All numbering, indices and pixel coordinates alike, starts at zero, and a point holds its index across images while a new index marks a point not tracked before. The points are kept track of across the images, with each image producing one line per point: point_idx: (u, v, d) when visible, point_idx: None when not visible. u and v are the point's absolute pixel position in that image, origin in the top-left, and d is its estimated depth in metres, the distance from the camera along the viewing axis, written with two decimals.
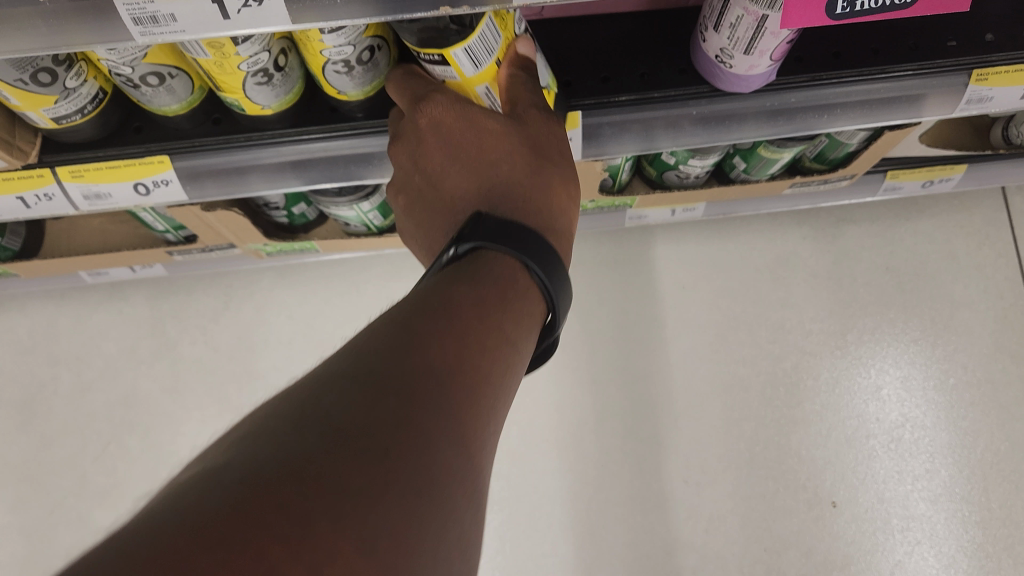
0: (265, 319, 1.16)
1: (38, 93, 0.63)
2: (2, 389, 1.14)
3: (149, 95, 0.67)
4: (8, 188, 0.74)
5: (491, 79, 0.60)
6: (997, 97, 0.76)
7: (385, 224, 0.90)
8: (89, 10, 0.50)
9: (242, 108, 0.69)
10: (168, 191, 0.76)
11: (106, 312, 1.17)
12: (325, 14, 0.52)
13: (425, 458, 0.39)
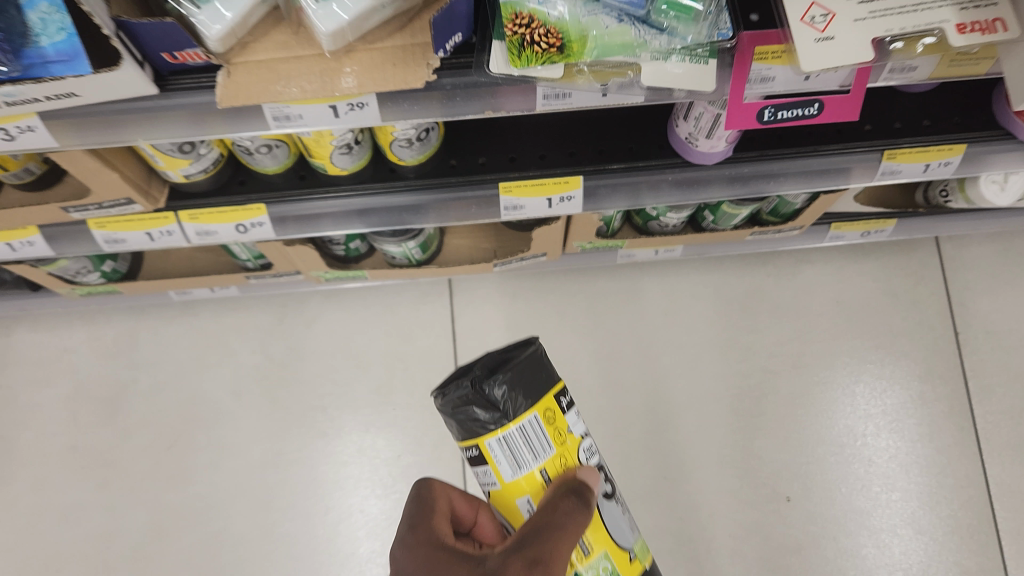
0: (312, 334, 1.38)
1: (180, 158, 0.85)
2: (89, 388, 1.35)
3: (258, 159, 0.89)
4: (140, 226, 0.95)
5: (531, 493, 0.71)
6: (905, 172, 0.98)
7: (423, 257, 1.12)
8: (244, 111, 0.72)
9: (325, 170, 0.92)
10: (261, 231, 0.97)
11: (178, 324, 1.38)
12: (404, 114, 0.74)
13: None
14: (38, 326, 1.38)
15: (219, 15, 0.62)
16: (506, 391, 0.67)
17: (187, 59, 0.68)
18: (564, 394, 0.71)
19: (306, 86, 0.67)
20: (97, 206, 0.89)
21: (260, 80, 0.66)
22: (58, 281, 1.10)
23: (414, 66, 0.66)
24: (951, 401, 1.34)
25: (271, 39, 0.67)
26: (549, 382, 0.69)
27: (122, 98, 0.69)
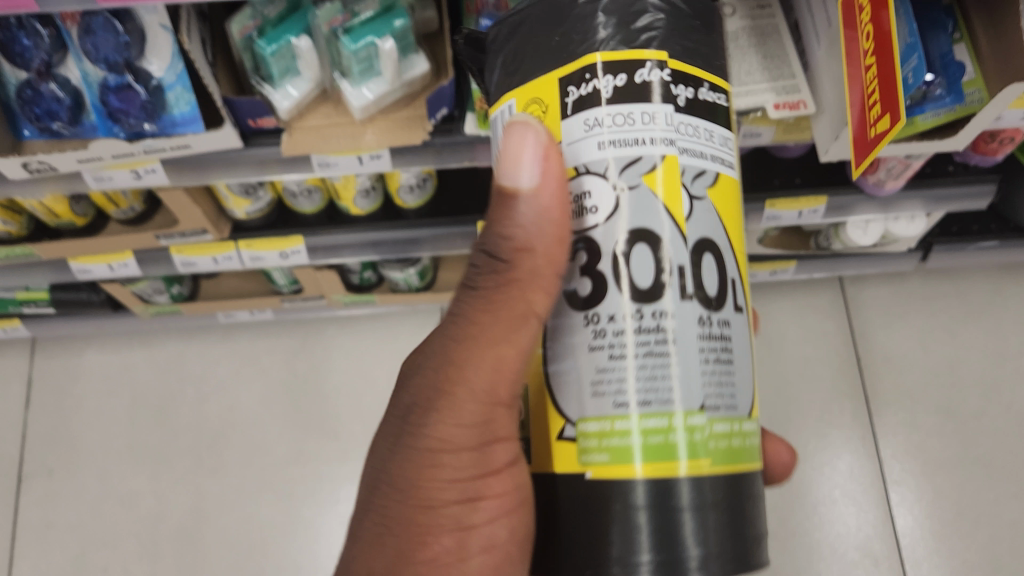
0: (328, 355, 1.67)
1: (245, 198, 1.18)
2: (146, 398, 1.65)
3: (300, 201, 1.22)
4: (207, 251, 1.26)
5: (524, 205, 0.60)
6: (785, 217, 1.30)
7: (421, 284, 1.43)
8: (295, 161, 1.04)
9: (349, 210, 1.24)
10: (299, 257, 1.27)
11: (219, 347, 1.69)
12: (407, 164, 1.06)
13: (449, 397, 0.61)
14: (106, 348, 1.70)
15: (289, 94, 0.94)
16: (504, 61, 0.57)
17: (263, 123, 1.00)
18: (575, 84, 0.53)
19: (343, 142, 0.98)
20: (180, 234, 1.21)
21: (312, 139, 0.98)
22: (135, 301, 1.41)
23: (415, 128, 0.98)
24: (855, 414, 1.61)
25: (320, 112, 0.99)
26: (561, 56, 0.53)
27: (214, 153, 1.01)
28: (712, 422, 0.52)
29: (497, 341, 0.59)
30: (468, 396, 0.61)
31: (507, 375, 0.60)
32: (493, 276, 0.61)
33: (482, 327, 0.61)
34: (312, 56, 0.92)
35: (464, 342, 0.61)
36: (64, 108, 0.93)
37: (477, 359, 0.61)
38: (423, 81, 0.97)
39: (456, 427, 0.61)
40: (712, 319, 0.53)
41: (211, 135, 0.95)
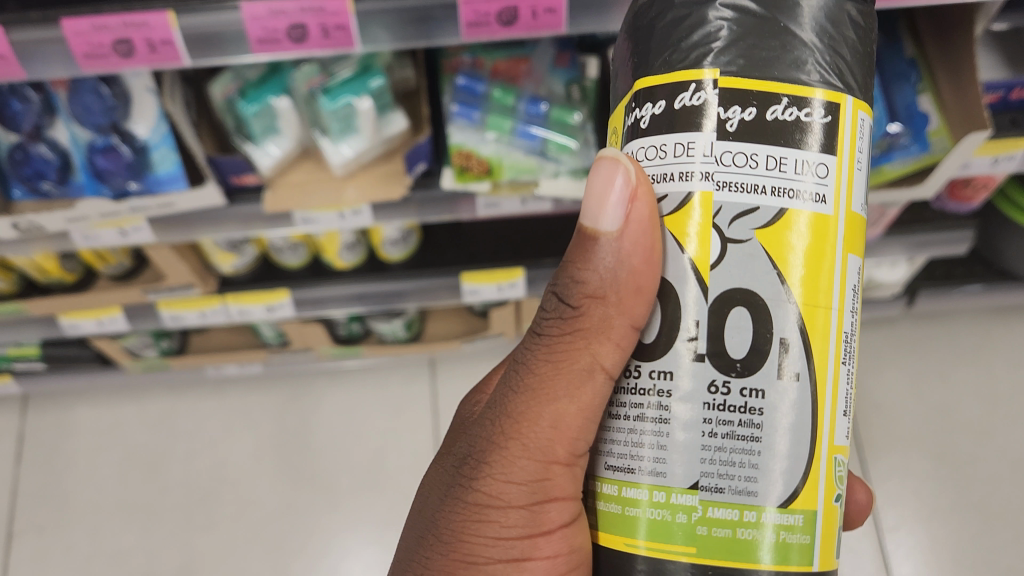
0: (318, 409, 1.67)
1: (231, 253, 1.20)
2: (136, 453, 1.65)
3: (285, 255, 1.24)
4: (194, 306, 1.28)
5: None
6: None
7: (408, 334, 1.44)
8: (275, 217, 1.05)
9: (334, 263, 1.26)
10: (285, 311, 1.28)
11: (210, 402, 1.69)
12: (386, 216, 1.06)
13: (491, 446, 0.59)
14: (98, 404, 1.70)
15: (270, 151, 0.96)
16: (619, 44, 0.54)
17: (246, 180, 1.02)
18: (648, 103, 0.48)
19: (324, 198, 1.00)
20: (167, 289, 1.22)
21: (294, 195, 1.00)
22: (125, 356, 1.43)
23: (395, 184, 1.00)
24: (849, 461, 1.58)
25: (301, 169, 1.01)
26: (641, 69, 0.49)
27: (194, 209, 1.03)
28: (726, 511, 0.47)
29: (563, 398, 0.54)
30: (523, 452, 0.57)
31: (569, 435, 0.54)
32: (560, 323, 0.56)
33: (542, 379, 0.56)
34: (293, 115, 0.94)
35: (527, 396, 0.56)
36: (52, 168, 0.95)
37: (539, 416, 0.56)
38: (401, 138, 1.00)
39: (511, 483, 0.57)
40: (753, 389, 0.47)
41: (194, 195, 0.97)
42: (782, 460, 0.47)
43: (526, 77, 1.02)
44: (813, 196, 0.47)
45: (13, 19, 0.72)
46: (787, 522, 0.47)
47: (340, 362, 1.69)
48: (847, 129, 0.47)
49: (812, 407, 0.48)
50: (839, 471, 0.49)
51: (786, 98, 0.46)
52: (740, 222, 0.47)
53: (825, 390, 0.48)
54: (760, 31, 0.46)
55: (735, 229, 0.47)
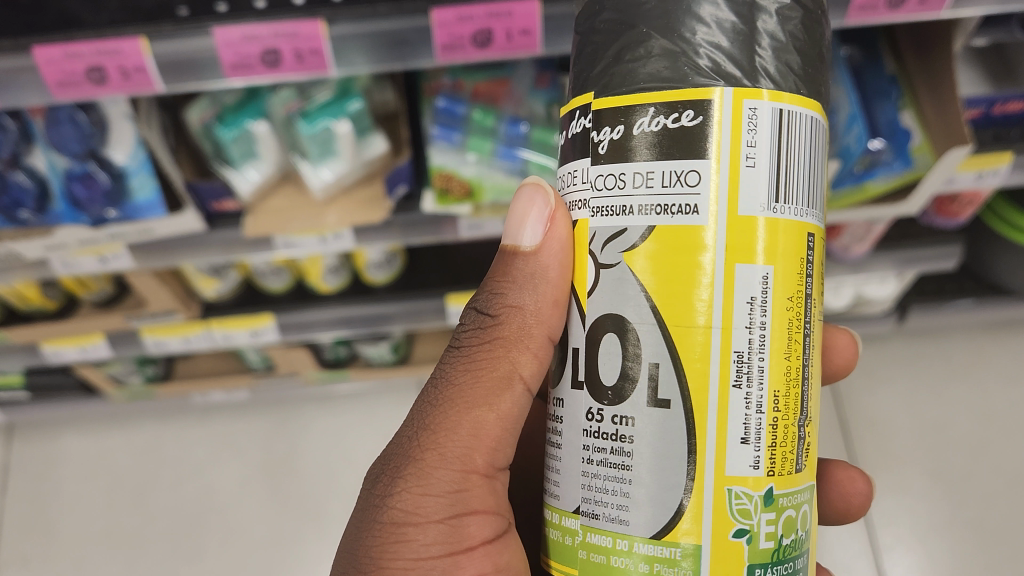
0: (306, 434, 1.66)
1: (212, 278, 1.19)
2: (122, 481, 1.64)
3: (268, 279, 1.23)
4: (177, 332, 1.26)
5: None
6: None
7: (395, 357, 1.43)
8: (257, 243, 1.04)
9: (318, 287, 1.24)
10: (269, 336, 1.26)
11: (197, 429, 1.68)
12: (367, 239, 1.05)
13: (414, 452, 0.59)
14: (85, 432, 1.69)
15: (249, 175, 0.95)
16: None
17: (226, 206, 1.02)
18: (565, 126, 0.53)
19: (302, 223, 0.99)
20: (149, 315, 1.21)
21: (275, 220, 0.99)
22: (109, 383, 1.41)
23: (376, 207, 0.99)
24: None
25: (281, 194, 1.01)
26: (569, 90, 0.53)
27: (174, 235, 1.02)
28: (621, 542, 0.48)
29: (481, 409, 0.59)
30: (443, 464, 0.59)
31: (487, 441, 0.60)
32: (478, 334, 0.61)
33: (461, 392, 0.60)
34: (271, 139, 0.94)
35: (446, 407, 0.60)
36: (29, 197, 0.94)
37: (460, 425, 0.59)
38: (381, 161, 0.99)
39: (430, 496, 0.58)
40: (625, 416, 0.48)
41: (172, 221, 0.96)
42: (654, 488, 0.47)
43: (507, 98, 1.01)
44: (683, 208, 0.46)
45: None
46: (677, 552, 0.47)
47: (328, 387, 1.67)
48: (722, 137, 0.46)
49: (687, 435, 0.47)
50: (737, 500, 0.47)
51: (653, 108, 0.46)
52: (611, 244, 0.49)
53: (705, 415, 0.47)
54: (628, 46, 0.47)
55: (611, 250, 0.48)
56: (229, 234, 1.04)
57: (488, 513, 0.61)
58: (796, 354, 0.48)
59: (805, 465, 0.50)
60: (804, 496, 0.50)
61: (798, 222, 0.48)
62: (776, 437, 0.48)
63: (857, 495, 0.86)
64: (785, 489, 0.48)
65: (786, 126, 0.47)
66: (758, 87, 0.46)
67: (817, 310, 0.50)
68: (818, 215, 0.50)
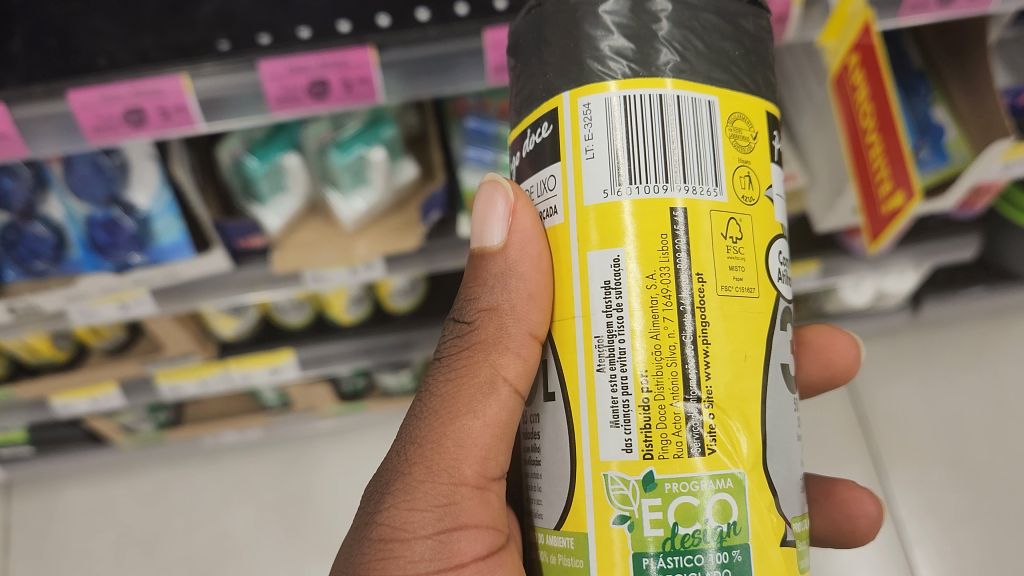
0: (321, 469, 1.61)
1: (230, 315, 1.14)
2: (131, 532, 1.57)
3: (286, 312, 1.19)
4: (193, 375, 1.21)
5: None
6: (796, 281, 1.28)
7: (414, 385, 1.40)
8: (285, 279, 1.01)
9: (339, 319, 1.20)
10: (289, 372, 1.22)
11: (206, 471, 1.63)
12: (398, 266, 1.02)
13: (402, 466, 0.53)
14: (88, 483, 1.62)
15: (278, 209, 0.91)
16: None
17: (253, 242, 0.97)
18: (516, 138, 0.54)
19: (330, 256, 0.96)
20: (166, 359, 1.16)
21: (304, 253, 0.95)
22: (118, 433, 1.36)
23: (408, 234, 0.96)
24: (867, 476, 1.57)
25: (310, 227, 0.97)
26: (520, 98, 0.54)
27: (198, 277, 0.97)
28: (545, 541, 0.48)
29: (467, 417, 0.53)
30: (434, 477, 0.52)
31: (475, 450, 0.53)
32: (456, 342, 0.55)
33: (447, 401, 0.53)
34: (301, 172, 0.90)
35: (433, 418, 0.53)
36: (47, 246, 0.90)
37: (450, 433, 0.52)
38: (412, 187, 0.96)
39: (420, 513, 0.52)
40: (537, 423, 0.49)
41: (199, 261, 0.92)
42: (554, 483, 0.47)
43: None
44: (552, 210, 0.48)
45: (15, 94, 0.68)
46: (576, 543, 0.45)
47: (342, 419, 1.63)
48: (566, 138, 0.46)
49: (568, 425, 0.46)
50: (619, 486, 0.44)
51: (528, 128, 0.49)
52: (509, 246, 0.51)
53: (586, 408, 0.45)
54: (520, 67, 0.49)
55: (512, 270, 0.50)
56: (255, 272, 1.00)
57: (481, 528, 0.54)
58: (684, 337, 0.43)
59: (712, 451, 0.43)
60: (721, 483, 0.43)
61: (662, 201, 0.44)
62: (670, 425, 0.43)
63: (867, 515, 0.81)
64: (692, 482, 0.43)
65: (637, 110, 0.45)
66: (652, 77, 0.45)
67: (716, 285, 0.44)
68: (699, 190, 0.45)
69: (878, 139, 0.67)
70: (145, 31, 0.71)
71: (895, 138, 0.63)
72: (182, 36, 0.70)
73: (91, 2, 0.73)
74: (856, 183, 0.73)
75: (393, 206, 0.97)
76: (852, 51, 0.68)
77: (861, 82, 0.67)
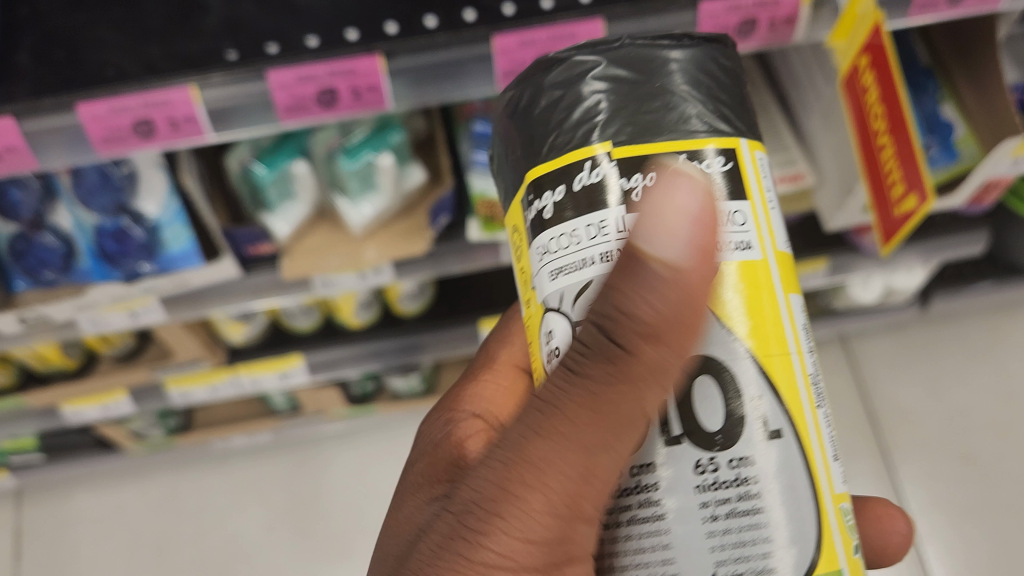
0: (330, 471, 1.61)
1: (240, 322, 1.15)
2: (142, 537, 1.58)
3: (295, 317, 1.19)
4: (202, 381, 1.22)
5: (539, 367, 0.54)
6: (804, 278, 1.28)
7: (422, 387, 1.40)
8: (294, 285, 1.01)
9: (347, 323, 1.21)
10: (299, 377, 1.22)
11: (216, 475, 1.63)
12: (406, 270, 1.02)
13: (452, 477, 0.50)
14: (98, 488, 1.63)
15: (288, 216, 0.91)
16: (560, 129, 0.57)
17: (261, 250, 0.97)
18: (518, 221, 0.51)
19: (338, 262, 0.96)
20: (176, 366, 1.16)
21: (312, 259, 0.95)
22: (128, 439, 1.36)
23: (416, 238, 0.96)
24: (877, 470, 1.57)
25: (318, 232, 0.97)
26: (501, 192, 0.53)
27: (207, 284, 0.97)
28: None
29: (557, 439, 0.45)
30: (528, 508, 0.45)
31: (568, 481, 0.45)
32: None
33: (533, 416, 0.47)
34: (309, 178, 0.90)
35: (521, 432, 0.46)
36: (57, 256, 0.90)
37: (547, 457, 0.45)
38: (420, 191, 0.96)
39: (507, 545, 0.46)
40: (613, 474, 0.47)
41: (208, 270, 0.93)
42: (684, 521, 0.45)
43: None
44: (627, 251, 0.45)
45: (23, 107, 0.67)
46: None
47: (351, 421, 1.63)
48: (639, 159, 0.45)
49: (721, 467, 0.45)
50: (727, 527, 0.44)
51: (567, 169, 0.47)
52: (580, 300, 0.45)
53: (679, 454, 0.45)
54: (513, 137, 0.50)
55: (561, 315, 0.46)
56: (263, 278, 1.00)
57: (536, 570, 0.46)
58: (767, 374, 0.45)
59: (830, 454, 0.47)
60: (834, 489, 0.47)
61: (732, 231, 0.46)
62: (769, 458, 0.45)
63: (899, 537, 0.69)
64: (795, 510, 0.44)
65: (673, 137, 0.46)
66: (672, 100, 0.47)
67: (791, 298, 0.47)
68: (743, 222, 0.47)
69: (889, 140, 0.66)
70: (152, 41, 0.71)
71: (905, 138, 0.63)
72: (191, 46, 0.70)
73: (99, 13, 0.73)
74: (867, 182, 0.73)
75: (402, 211, 0.97)
76: (862, 52, 0.68)
77: (872, 83, 0.67)
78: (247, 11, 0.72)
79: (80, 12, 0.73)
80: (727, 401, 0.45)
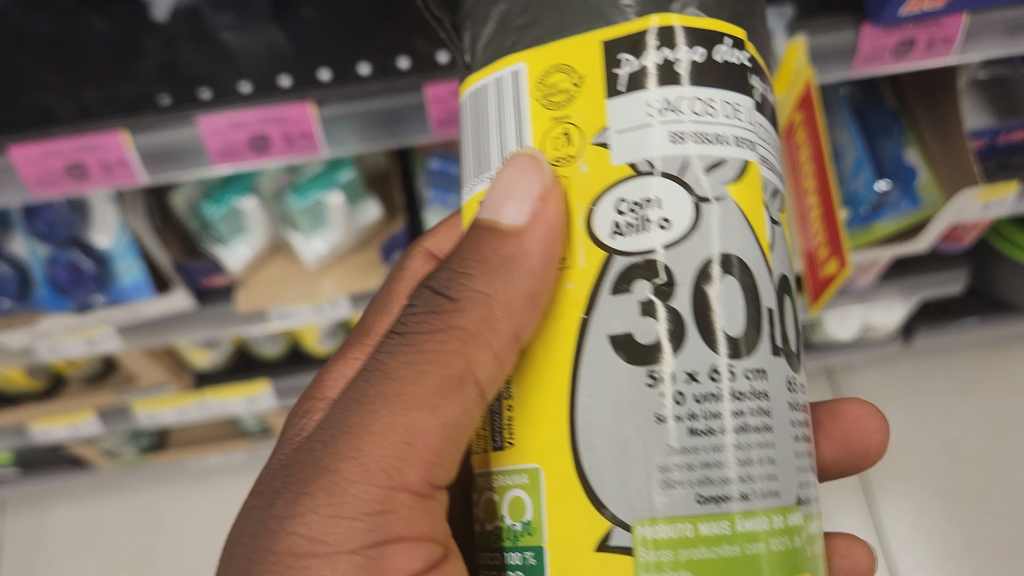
0: None
1: (205, 349, 1.15)
2: (117, 554, 1.58)
3: (261, 344, 1.19)
4: (169, 404, 1.22)
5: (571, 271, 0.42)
6: None
7: None
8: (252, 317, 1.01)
9: (314, 351, 1.21)
10: (266, 403, 1.22)
11: (195, 492, 1.63)
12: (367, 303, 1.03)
13: (345, 457, 0.47)
14: (77, 503, 1.64)
15: (240, 251, 0.91)
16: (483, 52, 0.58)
17: (216, 281, 1.00)
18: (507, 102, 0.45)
19: (293, 296, 0.96)
20: (141, 390, 1.17)
21: (267, 292, 0.96)
22: (101, 457, 1.38)
23: (370, 274, 0.96)
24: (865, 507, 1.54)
25: (274, 265, 0.97)
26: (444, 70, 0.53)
27: (163, 315, 0.98)
28: (718, 524, 0.38)
29: (416, 411, 0.46)
30: (358, 479, 0.47)
31: (429, 468, 0.47)
32: (429, 319, 0.48)
33: (371, 382, 0.48)
34: (260, 214, 0.90)
35: (376, 392, 0.47)
36: (11, 284, 0.89)
37: (384, 425, 0.47)
38: (377, 227, 0.96)
39: (338, 517, 0.47)
40: (653, 374, 0.39)
41: (160, 302, 0.94)
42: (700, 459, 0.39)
43: None
44: (707, 137, 0.40)
45: None
46: (769, 509, 0.39)
47: None
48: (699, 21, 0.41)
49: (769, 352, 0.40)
50: (787, 431, 0.40)
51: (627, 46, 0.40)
52: (688, 163, 0.40)
53: (768, 352, 0.40)
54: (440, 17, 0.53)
55: (678, 181, 0.40)
56: (220, 310, 1.00)
57: (421, 541, 0.49)
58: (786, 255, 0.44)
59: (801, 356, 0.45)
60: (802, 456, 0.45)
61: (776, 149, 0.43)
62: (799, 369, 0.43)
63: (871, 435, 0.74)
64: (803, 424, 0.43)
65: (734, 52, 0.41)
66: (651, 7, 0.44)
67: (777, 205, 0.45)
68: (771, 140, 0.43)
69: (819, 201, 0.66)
70: (89, 84, 0.71)
71: (830, 203, 0.63)
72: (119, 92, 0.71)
73: (38, 59, 0.74)
74: (801, 232, 0.74)
75: (360, 245, 0.97)
76: (797, 107, 0.68)
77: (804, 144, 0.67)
78: (185, 53, 0.73)
79: (19, 56, 0.74)
80: (779, 299, 0.42)
